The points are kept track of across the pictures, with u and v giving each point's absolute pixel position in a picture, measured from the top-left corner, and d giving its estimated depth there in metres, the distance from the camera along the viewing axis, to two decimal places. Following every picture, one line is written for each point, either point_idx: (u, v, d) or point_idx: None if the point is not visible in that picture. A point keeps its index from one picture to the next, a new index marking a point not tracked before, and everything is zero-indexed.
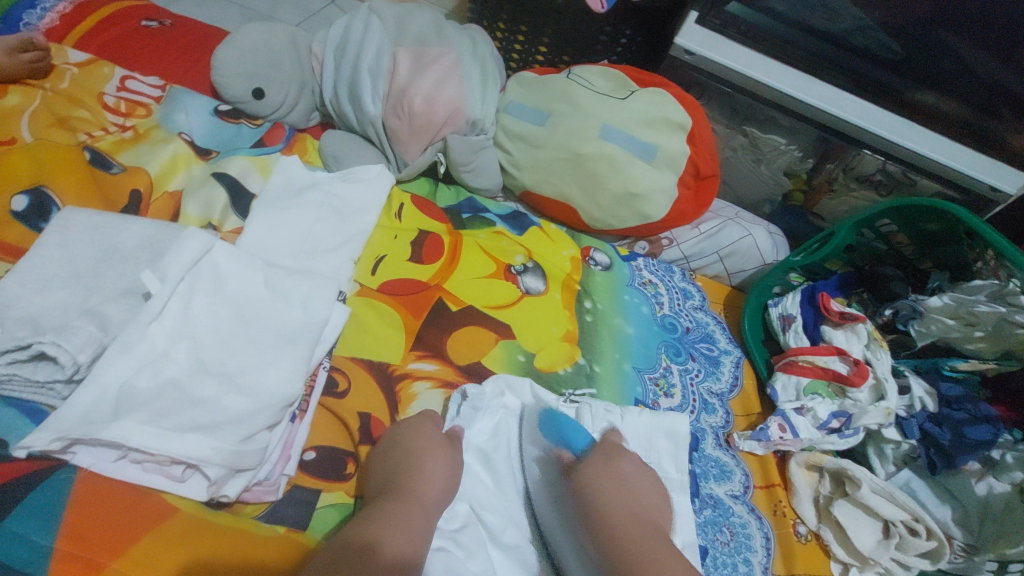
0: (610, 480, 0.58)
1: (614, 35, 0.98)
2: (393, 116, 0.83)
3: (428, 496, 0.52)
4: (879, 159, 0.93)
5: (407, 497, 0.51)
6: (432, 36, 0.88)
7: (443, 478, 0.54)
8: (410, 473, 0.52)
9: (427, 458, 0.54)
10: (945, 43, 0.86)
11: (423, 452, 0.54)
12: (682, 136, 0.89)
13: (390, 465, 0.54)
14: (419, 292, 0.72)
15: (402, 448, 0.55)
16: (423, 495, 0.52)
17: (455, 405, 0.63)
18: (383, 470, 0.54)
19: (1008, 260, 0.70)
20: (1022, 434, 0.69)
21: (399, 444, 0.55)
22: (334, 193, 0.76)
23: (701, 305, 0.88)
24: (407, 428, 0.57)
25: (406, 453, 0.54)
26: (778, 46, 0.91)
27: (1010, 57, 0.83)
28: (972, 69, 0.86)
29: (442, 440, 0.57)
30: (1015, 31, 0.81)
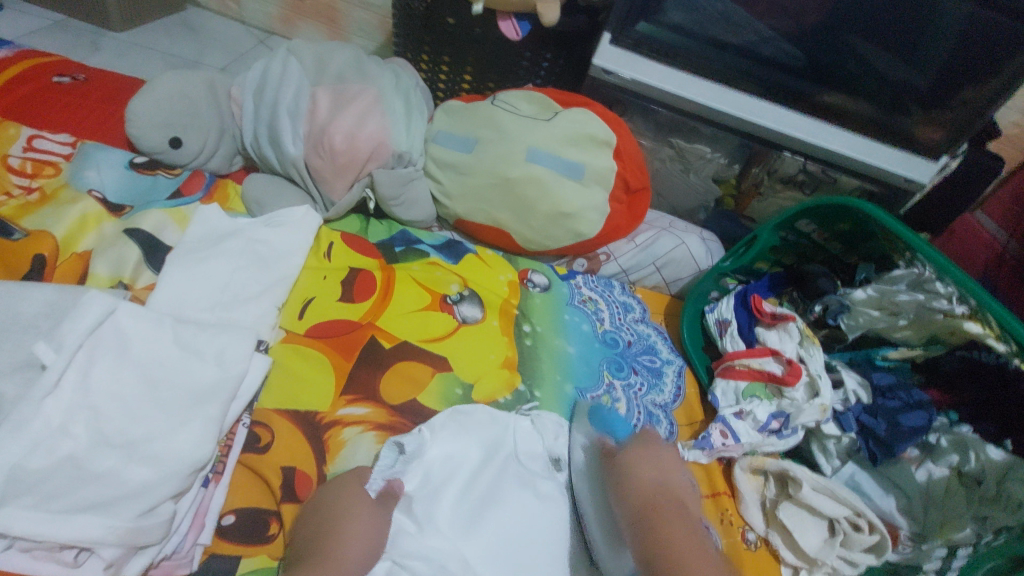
0: (639, 454, 0.62)
1: (535, 60, 0.99)
2: (315, 155, 0.82)
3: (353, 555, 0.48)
4: (799, 159, 0.96)
5: (328, 557, 0.48)
6: (351, 72, 0.88)
7: (368, 531, 0.51)
8: (334, 534, 0.50)
9: (352, 518, 0.51)
10: (849, 46, 0.89)
11: (348, 509, 0.52)
12: (608, 153, 0.91)
13: (315, 526, 0.51)
14: (350, 332, 0.70)
15: (329, 509, 0.52)
16: (344, 552, 0.48)
17: (387, 459, 0.60)
18: (310, 532, 0.51)
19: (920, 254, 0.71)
20: (957, 415, 0.70)
21: (327, 503, 0.53)
22: (255, 239, 0.74)
23: (641, 317, 0.89)
24: (336, 485, 0.55)
25: (333, 513, 0.52)
26: (690, 62, 0.93)
27: (909, 56, 0.87)
28: (872, 67, 0.90)
29: (373, 495, 0.55)
30: (910, 32, 0.85)
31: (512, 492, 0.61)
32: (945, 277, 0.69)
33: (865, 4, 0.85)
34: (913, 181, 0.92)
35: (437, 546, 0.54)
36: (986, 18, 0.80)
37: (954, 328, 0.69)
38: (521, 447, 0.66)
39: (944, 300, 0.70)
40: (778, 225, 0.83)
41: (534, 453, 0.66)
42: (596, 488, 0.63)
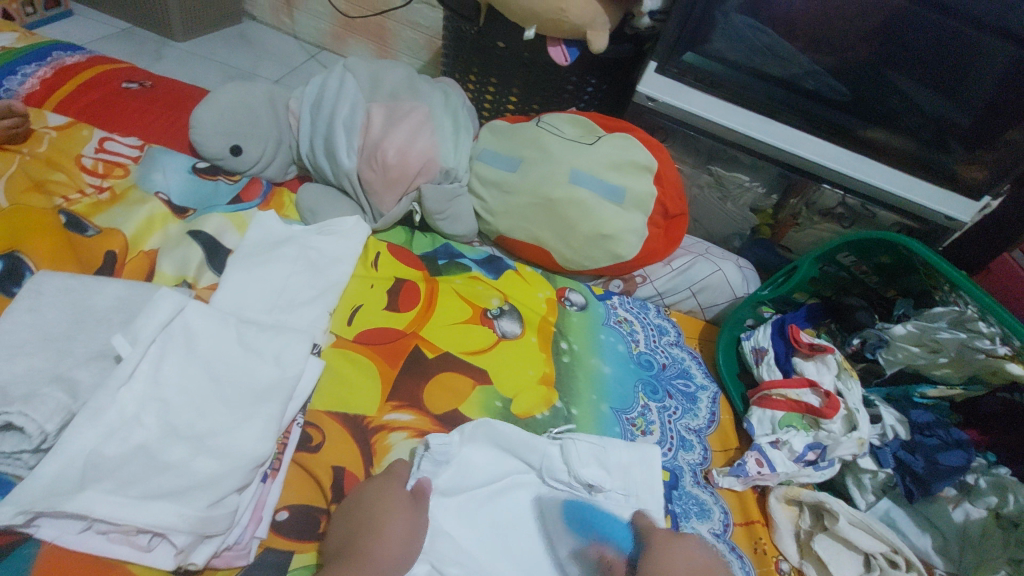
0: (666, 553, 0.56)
1: (579, 84, 1.02)
2: (367, 169, 0.85)
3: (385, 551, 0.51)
4: (837, 191, 0.98)
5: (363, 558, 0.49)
6: (405, 91, 0.91)
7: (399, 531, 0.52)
8: (370, 534, 0.51)
9: (388, 520, 0.53)
10: (892, 83, 0.91)
11: (385, 513, 0.53)
12: (648, 177, 0.93)
13: (350, 524, 0.53)
14: (396, 340, 0.72)
15: (363, 511, 0.54)
16: (376, 555, 0.50)
17: (417, 459, 0.61)
18: (345, 531, 0.53)
19: (964, 291, 0.71)
20: (995, 456, 0.72)
21: (366, 501, 0.55)
22: (308, 246, 0.78)
23: (675, 340, 0.90)
24: (374, 486, 0.56)
25: (371, 517, 0.53)
26: (734, 93, 0.95)
27: (955, 95, 0.88)
28: (916, 105, 0.91)
29: (408, 498, 0.56)
30: (956, 72, 0.86)
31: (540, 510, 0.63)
32: (989, 317, 0.69)
33: (914, 44, 0.86)
34: (953, 219, 0.93)
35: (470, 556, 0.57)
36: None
37: (995, 369, 0.69)
38: (552, 468, 0.65)
39: (988, 341, 0.70)
40: (818, 256, 0.83)
41: (562, 477, 0.65)
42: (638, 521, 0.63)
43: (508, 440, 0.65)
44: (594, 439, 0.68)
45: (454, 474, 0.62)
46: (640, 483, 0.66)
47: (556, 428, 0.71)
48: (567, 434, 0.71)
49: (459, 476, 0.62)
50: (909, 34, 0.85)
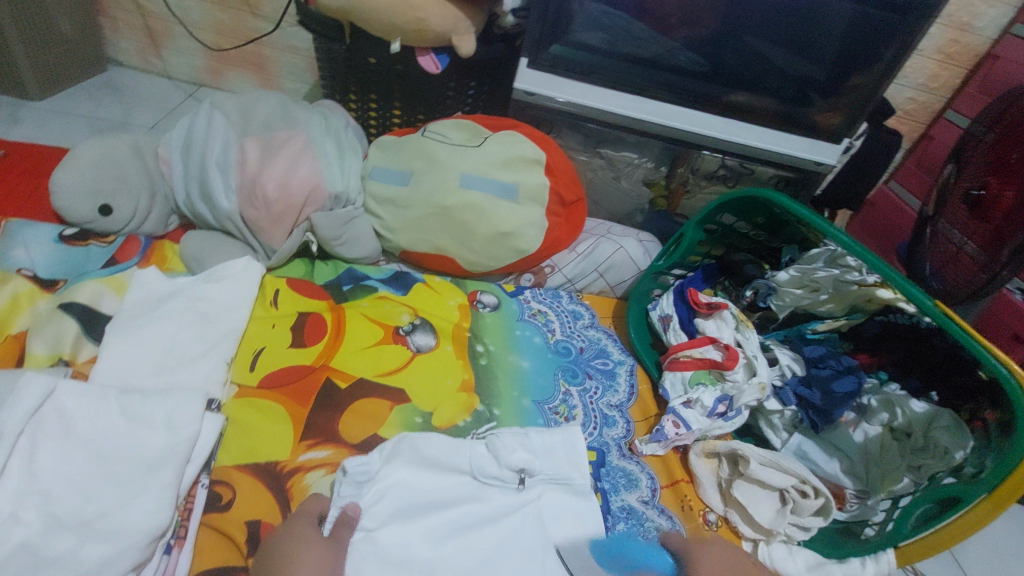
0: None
1: (459, 88, 1.02)
2: (249, 207, 0.82)
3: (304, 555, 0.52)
4: (717, 156, 1.05)
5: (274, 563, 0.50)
6: (279, 120, 0.89)
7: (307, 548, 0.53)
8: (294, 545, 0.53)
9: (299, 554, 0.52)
10: (750, 48, 0.95)
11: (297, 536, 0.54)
12: (540, 170, 0.96)
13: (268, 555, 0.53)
14: (304, 377, 0.71)
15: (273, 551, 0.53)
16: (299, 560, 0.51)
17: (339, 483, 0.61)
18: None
19: (829, 235, 0.74)
20: (886, 374, 0.80)
21: (274, 546, 0.54)
22: (196, 297, 0.74)
23: (591, 322, 0.93)
24: (284, 533, 0.55)
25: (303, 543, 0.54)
26: (604, 76, 0.99)
27: (805, 51, 0.95)
28: (776, 66, 0.97)
29: (320, 534, 0.55)
30: (802, 31, 0.92)
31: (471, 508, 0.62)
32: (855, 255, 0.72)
33: (768, 13, 0.91)
34: (823, 162, 1.02)
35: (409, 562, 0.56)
36: (873, 17, 0.88)
37: (870, 295, 0.75)
38: (483, 467, 0.66)
39: (857, 273, 0.76)
40: (701, 221, 0.86)
41: (494, 473, 0.65)
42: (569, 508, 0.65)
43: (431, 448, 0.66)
44: (517, 429, 0.69)
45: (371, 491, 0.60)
46: (567, 462, 0.68)
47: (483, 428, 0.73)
48: (491, 431, 0.72)
49: (376, 490, 0.60)
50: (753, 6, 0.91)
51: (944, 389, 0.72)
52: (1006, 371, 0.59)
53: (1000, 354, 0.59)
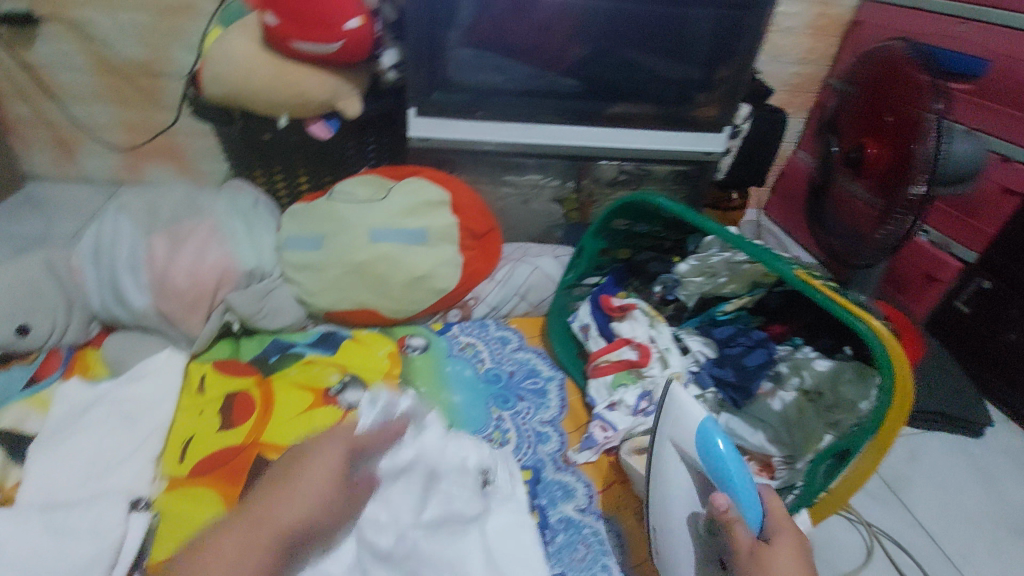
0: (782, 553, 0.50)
1: (358, 147, 1.07)
2: (161, 300, 0.84)
3: (301, 520, 0.50)
4: (614, 164, 1.11)
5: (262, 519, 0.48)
6: (185, 212, 0.92)
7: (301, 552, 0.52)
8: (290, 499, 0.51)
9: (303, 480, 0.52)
10: (627, 59, 1.02)
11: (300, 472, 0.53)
12: (446, 210, 0.99)
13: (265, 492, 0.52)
14: (235, 457, 0.72)
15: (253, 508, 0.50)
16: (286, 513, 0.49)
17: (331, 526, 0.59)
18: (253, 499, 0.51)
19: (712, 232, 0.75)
20: (800, 339, 0.82)
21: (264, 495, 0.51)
22: (118, 401, 0.77)
23: (518, 345, 0.97)
24: None
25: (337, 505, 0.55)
26: (485, 103, 1.02)
27: (678, 54, 1.02)
28: (660, 75, 1.04)
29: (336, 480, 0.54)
30: (672, 37, 1.00)
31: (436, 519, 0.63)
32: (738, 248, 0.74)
33: (640, 25, 0.98)
34: (711, 151, 1.10)
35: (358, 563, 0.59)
36: (726, 18, 0.97)
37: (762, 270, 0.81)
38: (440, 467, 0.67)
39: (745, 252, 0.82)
40: (597, 232, 0.90)
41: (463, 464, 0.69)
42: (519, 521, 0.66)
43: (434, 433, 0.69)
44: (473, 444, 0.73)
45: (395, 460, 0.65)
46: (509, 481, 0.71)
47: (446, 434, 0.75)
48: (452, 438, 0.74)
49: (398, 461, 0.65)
50: (624, 24, 0.98)
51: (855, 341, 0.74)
52: (861, 323, 0.60)
53: (853, 307, 0.60)
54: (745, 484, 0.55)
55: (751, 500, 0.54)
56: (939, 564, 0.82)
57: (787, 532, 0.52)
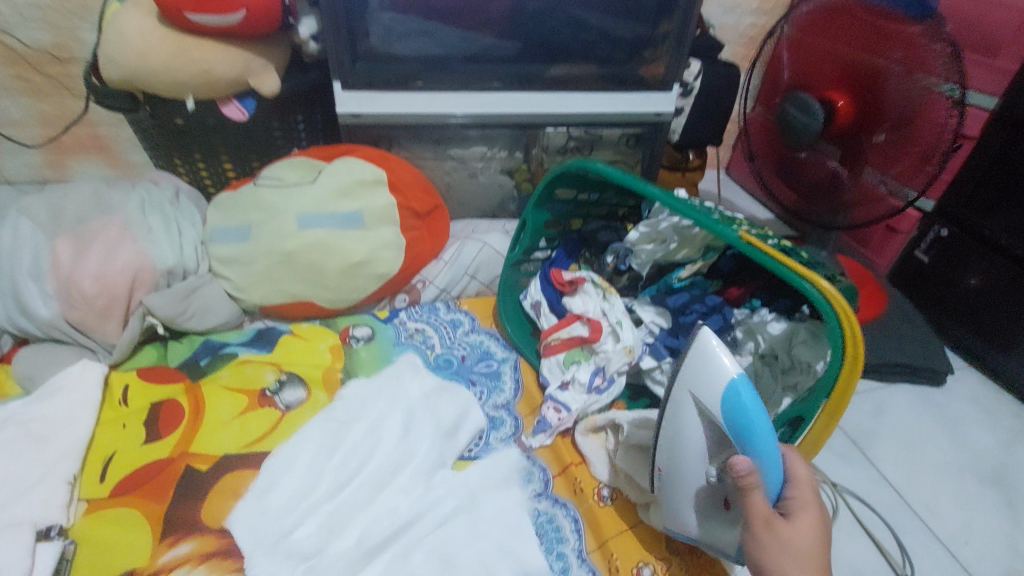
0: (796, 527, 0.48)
1: (287, 127, 0.99)
2: (71, 309, 0.77)
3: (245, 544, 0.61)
4: (561, 129, 1.04)
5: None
6: (92, 210, 0.84)
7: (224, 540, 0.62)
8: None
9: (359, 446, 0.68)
10: (570, 16, 0.95)
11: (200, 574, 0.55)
12: (383, 189, 0.93)
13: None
14: (163, 470, 0.67)
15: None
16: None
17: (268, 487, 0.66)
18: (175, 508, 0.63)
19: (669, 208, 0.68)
20: (759, 300, 0.81)
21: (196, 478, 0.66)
22: (28, 422, 0.70)
23: (471, 327, 0.92)
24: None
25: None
26: (417, 74, 0.96)
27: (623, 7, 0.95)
28: (600, 31, 0.97)
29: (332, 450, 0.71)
30: None
31: (375, 484, 0.66)
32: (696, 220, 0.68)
33: None
34: (661, 112, 1.04)
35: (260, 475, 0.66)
36: None
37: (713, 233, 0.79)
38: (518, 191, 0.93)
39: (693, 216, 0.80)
40: (538, 205, 0.85)
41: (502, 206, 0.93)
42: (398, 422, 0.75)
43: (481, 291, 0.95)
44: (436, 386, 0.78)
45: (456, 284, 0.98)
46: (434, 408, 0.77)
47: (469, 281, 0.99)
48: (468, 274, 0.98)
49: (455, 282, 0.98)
50: None
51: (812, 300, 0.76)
52: (811, 286, 0.56)
53: (797, 268, 0.57)
54: (769, 447, 0.50)
55: (775, 464, 0.50)
56: (904, 515, 0.82)
57: (808, 508, 0.49)
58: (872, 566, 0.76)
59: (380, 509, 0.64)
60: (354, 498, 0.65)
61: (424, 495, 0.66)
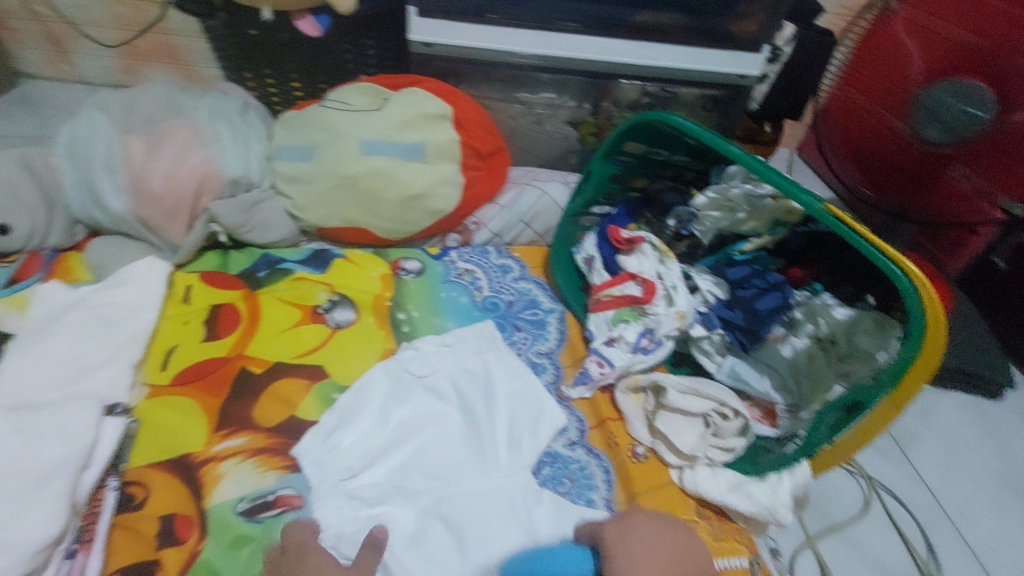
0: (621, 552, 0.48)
1: (357, 49, 0.97)
2: (142, 205, 0.79)
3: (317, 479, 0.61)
4: (636, 83, 1.00)
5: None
6: (164, 111, 0.85)
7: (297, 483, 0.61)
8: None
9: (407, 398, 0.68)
10: None
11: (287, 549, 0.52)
12: (447, 124, 0.91)
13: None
14: (219, 368, 0.71)
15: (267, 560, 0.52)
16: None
17: (327, 426, 0.65)
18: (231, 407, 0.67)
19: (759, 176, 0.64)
20: (819, 285, 0.77)
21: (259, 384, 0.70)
22: (97, 306, 0.73)
23: (520, 274, 0.92)
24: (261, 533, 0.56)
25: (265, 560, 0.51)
26: (491, 11, 0.93)
27: None
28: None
29: (399, 389, 0.69)
30: None
31: (442, 447, 0.65)
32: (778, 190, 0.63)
33: None
34: (745, 74, 0.98)
35: (341, 422, 0.66)
36: None
37: (788, 208, 0.74)
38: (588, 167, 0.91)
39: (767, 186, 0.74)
40: (606, 154, 0.81)
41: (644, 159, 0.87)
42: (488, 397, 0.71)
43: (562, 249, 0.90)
44: (509, 360, 0.75)
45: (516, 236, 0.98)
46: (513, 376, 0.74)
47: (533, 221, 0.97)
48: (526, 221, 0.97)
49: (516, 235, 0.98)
50: None
51: (879, 292, 0.71)
52: (895, 268, 0.53)
53: (889, 253, 0.53)
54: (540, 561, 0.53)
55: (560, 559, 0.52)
56: (940, 521, 0.80)
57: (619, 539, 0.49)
58: (899, 565, 0.75)
59: (445, 473, 0.63)
60: (421, 456, 0.64)
61: (490, 470, 0.64)
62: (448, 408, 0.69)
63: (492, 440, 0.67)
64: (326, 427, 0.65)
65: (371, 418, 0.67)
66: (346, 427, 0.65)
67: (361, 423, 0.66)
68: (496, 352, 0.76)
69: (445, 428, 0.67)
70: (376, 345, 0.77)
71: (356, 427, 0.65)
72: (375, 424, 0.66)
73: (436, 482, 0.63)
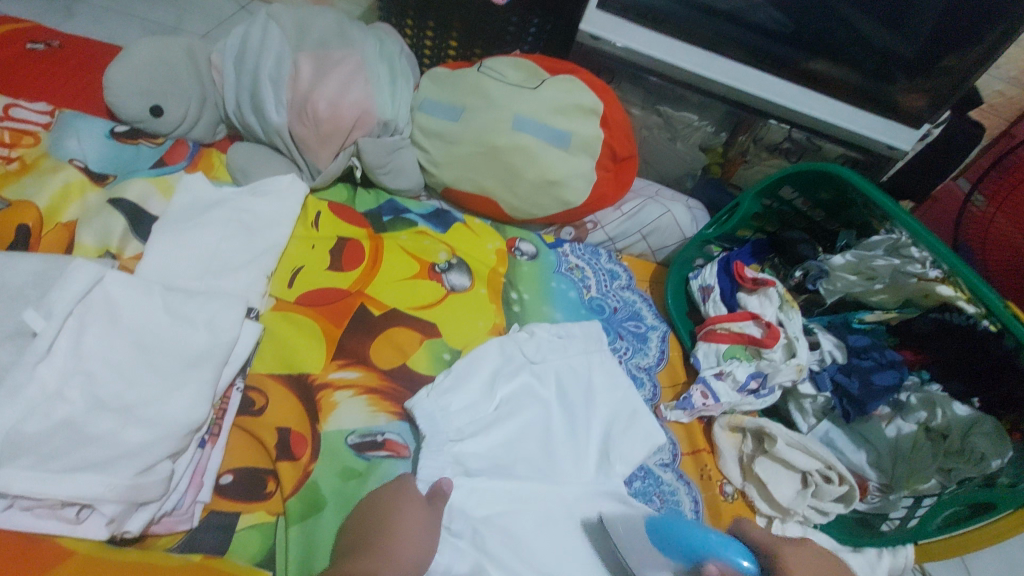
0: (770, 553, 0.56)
1: (521, 25, 0.97)
2: (298, 123, 0.81)
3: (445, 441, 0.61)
4: (784, 127, 0.98)
5: (372, 544, 0.48)
6: (333, 36, 0.84)
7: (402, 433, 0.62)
8: (367, 544, 0.48)
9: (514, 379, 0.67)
10: (841, 15, 0.88)
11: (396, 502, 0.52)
12: (595, 120, 0.90)
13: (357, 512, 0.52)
14: (339, 300, 0.71)
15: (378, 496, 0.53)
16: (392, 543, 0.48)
17: (438, 383, 0.64)
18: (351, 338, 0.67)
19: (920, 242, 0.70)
20: (928, 374, 0.74)
21: (377, 322, 0.70)
22: (242, 208, 0.74)
23: (627, 284, 0.92)
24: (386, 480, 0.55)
25: (381, 502, 0.52)
26: (667, 24, 0.93)
27: (898, 22, 0.86)
28: (864, 36, 0.89)
29: (508, 367, 0.69)
30: None
31: (541, 436, 0.66)
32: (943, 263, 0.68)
33: None
34: (895, 146, 0.94)
35: (450, 385, 0.65)
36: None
37: (927, 291, 0.71)
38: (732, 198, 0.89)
39: (919, 265, 0.71)
40: (760, 192, 0.84)
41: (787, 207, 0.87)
42: (587, 400, 0.70)
43: (683, 269, 0.92)
44: (609, 368, 0.74)
45: (630, 247, 0.98)
46: (619, 386, 0.73)
47: (651, 237, 0.96)
48: (644, 236, 0.96)
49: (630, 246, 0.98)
50: None
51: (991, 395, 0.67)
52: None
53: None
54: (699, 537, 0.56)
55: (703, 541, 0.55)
56: None
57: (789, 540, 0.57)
58: None
59: (541, 466, 0.63)
60: (523, 440, 0.64)
61: (582, 474, 0.64)
62: (551, 401, 0.69)
63: (586, 444, 0.67)
64: (440, 386, 0.64)
65: (476, 389, 0.66)
66: (451, 389, 0.64)
67: (467, 389, 0.65)
68: (603, 358, 0.75)
69: (547, 418, 0.67)
70: (489, 318, 0.77)
71: (462, 393, 0.65)
72: (484, 394, 0.66)
73: (534, 474, 0.62)
